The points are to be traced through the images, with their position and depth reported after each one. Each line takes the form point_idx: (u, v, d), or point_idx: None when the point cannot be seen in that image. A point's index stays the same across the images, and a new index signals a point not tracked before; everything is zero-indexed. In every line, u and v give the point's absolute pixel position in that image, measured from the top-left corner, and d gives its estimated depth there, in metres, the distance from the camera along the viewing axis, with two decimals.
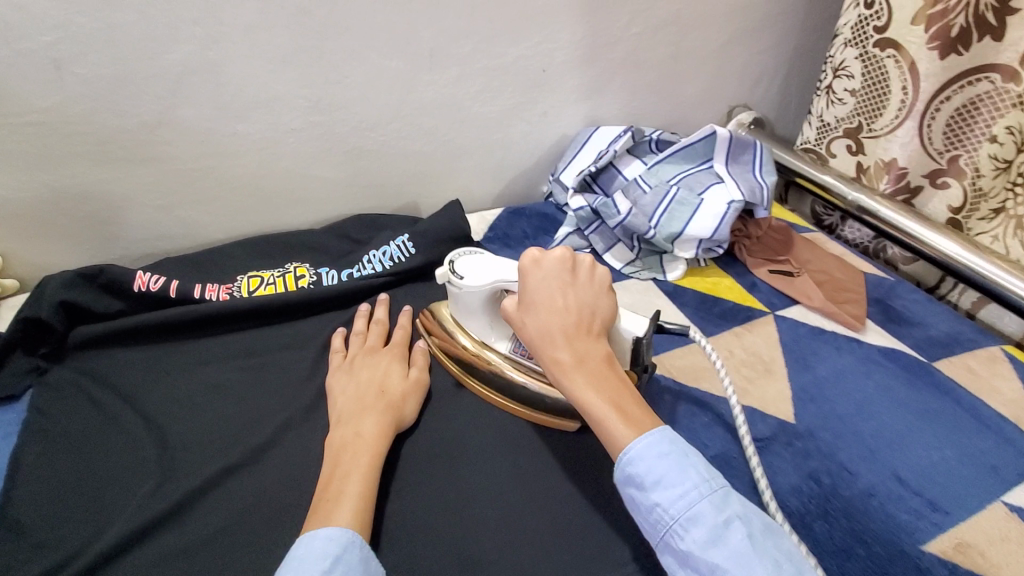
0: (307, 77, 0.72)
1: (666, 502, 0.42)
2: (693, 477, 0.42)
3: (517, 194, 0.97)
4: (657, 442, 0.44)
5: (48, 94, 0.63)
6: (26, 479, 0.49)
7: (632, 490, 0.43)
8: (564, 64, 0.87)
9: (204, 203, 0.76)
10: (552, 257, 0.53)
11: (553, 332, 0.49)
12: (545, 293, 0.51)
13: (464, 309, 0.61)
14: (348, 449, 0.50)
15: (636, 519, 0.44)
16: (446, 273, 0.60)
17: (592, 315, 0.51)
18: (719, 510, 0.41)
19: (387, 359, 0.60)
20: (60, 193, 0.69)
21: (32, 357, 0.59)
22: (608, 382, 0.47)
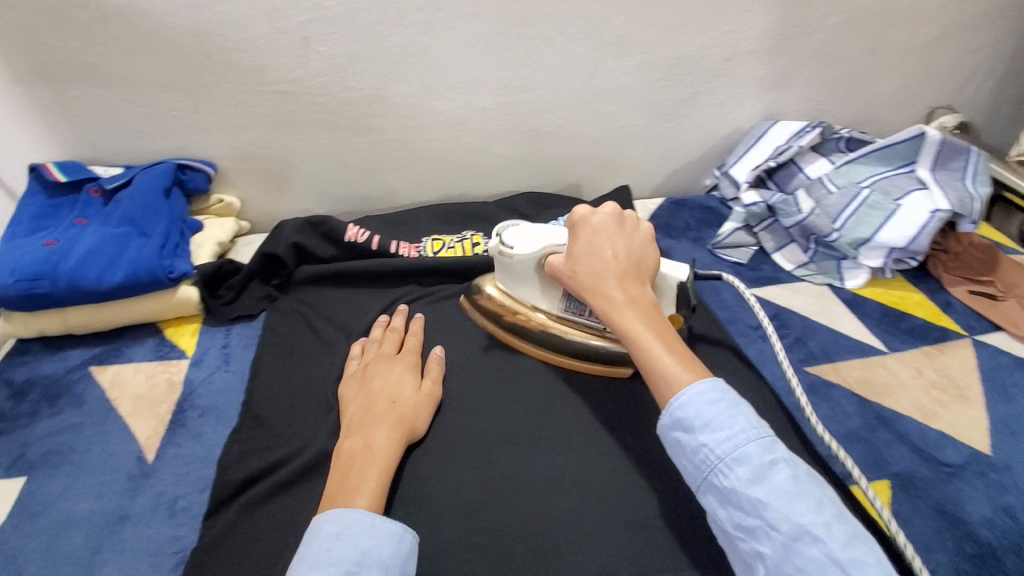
0: (503, 61, 0.77)
1: (713, 443, 0.41)
2: (743, 422, 0.41)
3: (678, 185, 0.97)
4: (712, 390, 0.43)
5: (294, 67, 0.73)
6: (262, 383, 0.60)
7: (679, 432, 0.43)
8: (750, 55, 0.84)
9: (397, 170, 0.85)
10: (603, 209, 0.55)
11: (606, 274, 0.52)
12: (600, 241, 0.53)
13: (514, 278, 0.62)
14: (355, 464, 0.47)
15: (678, 461, 0.43)
16: (497, 244, 0.61)
17: (642, 264, 0.53)
18: (766, 450, 0.40)
19: (400, 367, 0.58)
20: (290, 153, 0.80)
21: (267, 286, 0.71)
22: (659, 321, 0.49)
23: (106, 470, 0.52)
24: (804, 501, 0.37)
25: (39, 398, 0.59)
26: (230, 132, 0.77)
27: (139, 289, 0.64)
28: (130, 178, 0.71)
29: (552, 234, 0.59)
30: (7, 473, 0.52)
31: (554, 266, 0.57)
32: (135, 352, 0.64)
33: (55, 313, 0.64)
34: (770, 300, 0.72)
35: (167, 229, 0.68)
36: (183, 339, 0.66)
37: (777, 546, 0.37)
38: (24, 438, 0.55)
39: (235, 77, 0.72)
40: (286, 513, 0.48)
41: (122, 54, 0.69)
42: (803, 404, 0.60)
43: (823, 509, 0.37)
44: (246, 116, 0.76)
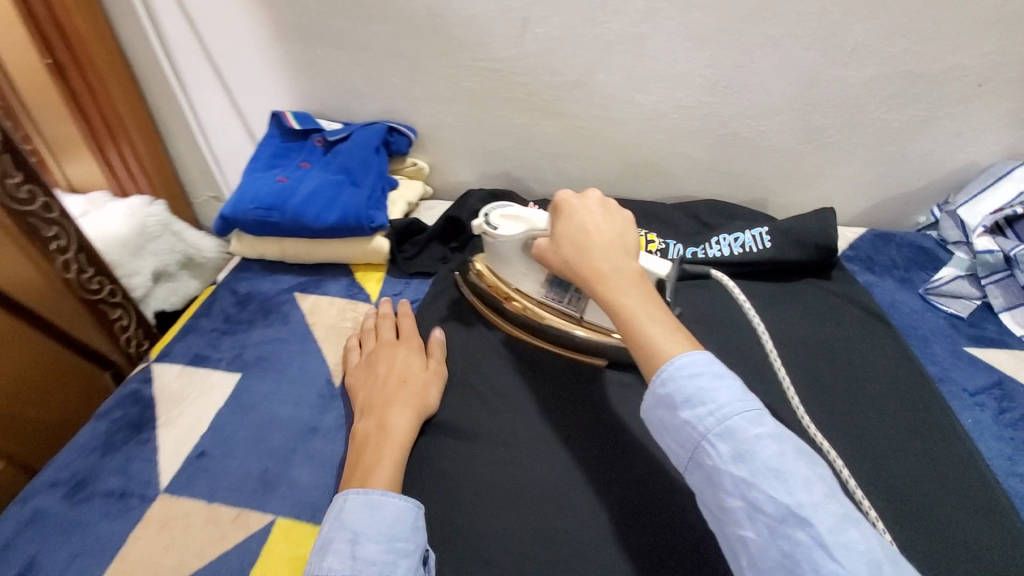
0: (716, 58, 0.73)
1: (695, 420, 0.39)
2: (725, 394, 0.39)
3: (881, 217, 0.86)
4: (694, 362, 0.41)
5: (508, 46, 0.76)
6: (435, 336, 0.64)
7: (663, 410, 0.41)
8: (1017, 79, 0.71)
9: (580, 158, 0.85)
10: (587, 192, 0.53)
11: (591, 249, 0.49)
12: (583, 218, 0.51)
13: (498, 259, 0.61)
14: (370, 444, 0.49)
15: (663, 438, 0.42)
16: (481, 224, 0.60)
17: (628, 238, 0.50)
18: (749, 425, 0.38)
19: (405, 350, 0.58)
20: (484, 129, 0.84)
21: (445, 249, 0.75)
22: (646, 293, 0.46)
23: (303, 382, 0.58)
24: (789, 478, 0.35)
25: (256, 309, 0.68)
26: (437, 102, 0.83)
27: (344, 231, 0.71)
28: (349, 133, 0.79)
29: (536, 216, 0.56)
30: (228, 366, 0.60)
31: (539, 249, 0.54)
32: (331, 287, 0.72)
33: (276, 241, 0.73)
34: (991, 365, 0.62)
35: (374, 184, 0.74)
36: (369, 284, 0.72)
37: (762, 529, 0.35)
38: (242, 340, 0.63)
39: (454, 51, 0.77)
40: (435, 463, 0.53)
41: (363, 20, 0.76)
42: (1018, 490, 0.52)
43: (812, 488, 0.35)
44: (453, 88, 0.81)
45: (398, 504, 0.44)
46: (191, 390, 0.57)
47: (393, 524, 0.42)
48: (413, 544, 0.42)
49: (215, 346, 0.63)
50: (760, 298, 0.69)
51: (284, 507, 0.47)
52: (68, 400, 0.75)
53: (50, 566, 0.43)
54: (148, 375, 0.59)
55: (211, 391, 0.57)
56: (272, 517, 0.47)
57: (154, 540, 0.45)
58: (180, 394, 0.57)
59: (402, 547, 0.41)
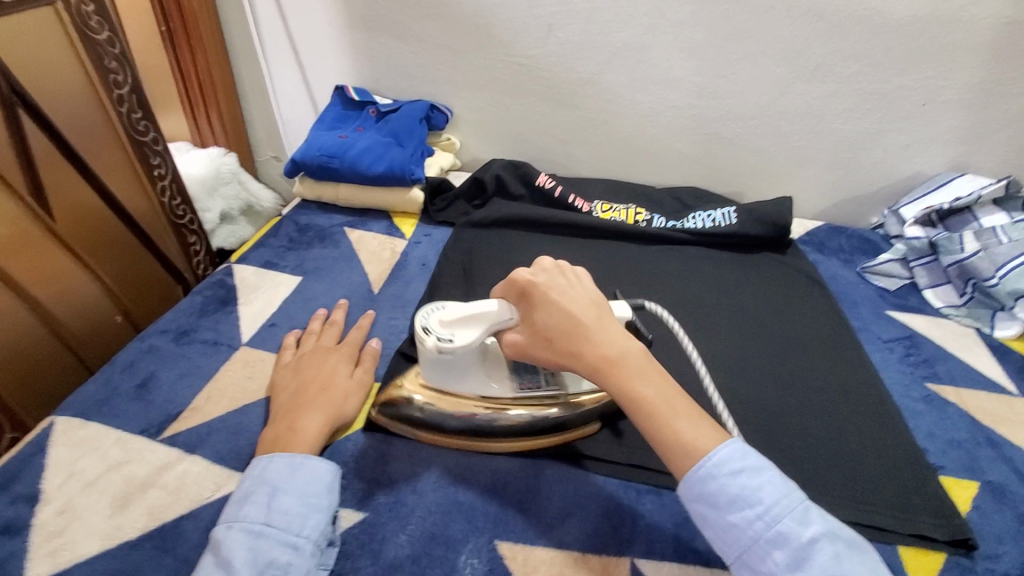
0: (704, 68, 0.90)
1: (746, 525, 0.41)
2: (771, 493, 0.42)
3: (841, 216, 1.00)
4: (732, 458, 0.43)
5: (534, 46, 0.93)
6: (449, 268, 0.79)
7: (705, 507, 0.43)
8: (952, 103, 0.86)
9: (587, 146, 1.02)
10: (543, 266, 0.52)
11: (580, 329, 0.47)
12: (556, 299, 0.49)
13: (452, 373, 0.55)
14: (279, 446, 0.50)
15: (706, 533, 0.43)
16: (431, 341, 0.53)
17: (603, 305, 0.50)
18: (799, 526, 0.41)
19: (336, 357, 0.60)
20: (510, 114, 1.01)
21: (467, 206, 0.91)
22: (656, 376, 0.46)
23: (350, 287, 0.75)
24: None
25: (313, 236, 0.84)
26: (472, 89, 1.00)
27: (387, 181, 0.88)
28: (397, 107, 0.96)
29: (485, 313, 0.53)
30: (291, 271, 0.76)
31: (516, 344, 0.51)
32: (373, 226, 0.88)
33: (331, 185, 0.90)
34: (905, 324, 0.75)
35: (415, 146, 0.91)
36: (405, 227, 0.88)
37: None
38: (302, 255, 0.79)
39: (491, 47, 0.94)
40: None
41: (419, 16, 0.94)
42: (910, 405, 0.64)
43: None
44: (487, 78, 0.98)
45: (313, 465, 0.48)
46: (263, 284, 0.73)
47: (305, 481, 0.47)
48: (324, 501, 0.47)
49: (281, 257, 0.79)
50: (722, 261, 0.84)
51: None
52: (150, 303, 0.90)
53: (165, 379, 0.60)
54: (229, 271, 0.75)
55: (278, 286, 0.73)
56: None
57: (238, 372, 0.61)
58: (254, 286, 0.73)
59: (316, 504, 0.46)
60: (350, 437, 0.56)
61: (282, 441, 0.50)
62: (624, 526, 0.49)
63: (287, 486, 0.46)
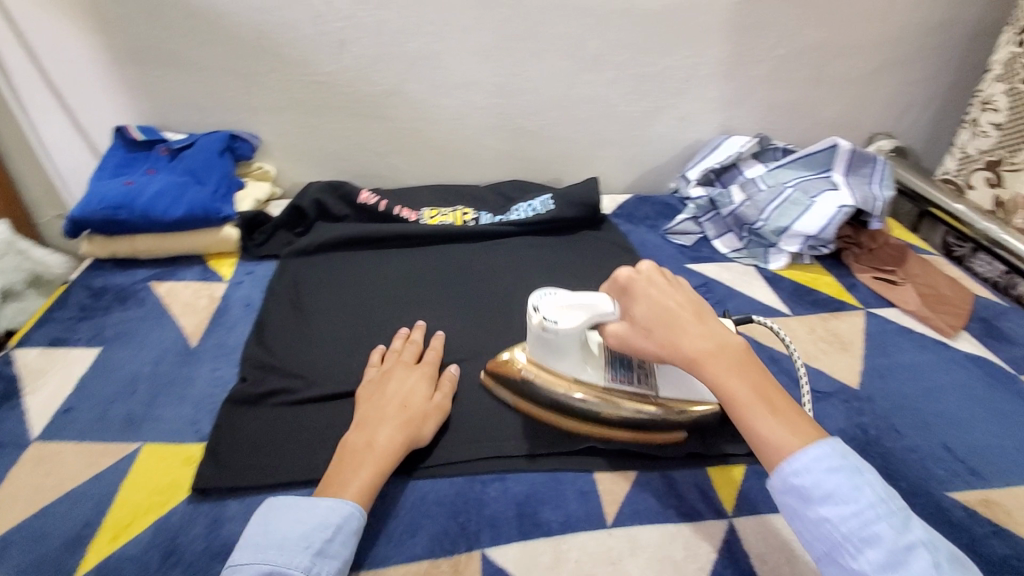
0: (499, 68, 0.95)
1: (837, 519, 0.42)
2: (869, 495, 0.42)
3: (647, 186, 1.12)
4: (829, 457, 0.43)
5: (330, 63, 0.91)
6: (276, 303, 0.76)
7: (794, 499, 0.44)
8: (707, 77, 1.00)
9: (408, 155, 1.02)
10: (645, 270, 0.56)
11: (681, 326, 0.51)
12: (658, 298, 0.53)
13: (553, 352, 0.58)
14: (354, 457, 0.52)
15: (796, 527, 0.44)
16: (539, 319, 0.57)
17: (708, 311, 0.53)
18: (899, 533, 0.40)
19: (417, 374, 0.61)
20: (322, 133, 0.98)
21: (291, 234, 0.88)
22: (753, 372, 0.48)
23: (162, 347, 0.68)
24: None
25: (112, 298, 0.75)
26: (275, 112, 0.95)
27: (194, 224, 0.82)
28: (192, 141, 0.89)
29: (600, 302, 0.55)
30: (87, 343, 0.68)
31: (613, 330, 0.55)
32: (185, 274, 0.81)
33: (126, 239, 0.81)
34: (702, 273, 0.86)
35: (218, 181, 0.85)
36: (222, 268, 0.83)
37: None
38: (99, 323, 0.71)
39: (285, 68, 0.91)
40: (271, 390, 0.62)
41: (198, 43, 0.88)
42: None
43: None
44: (289, 100, 0.94)
45: (349, 526, 0.47)
46: (52, 365, 0.65)
47: (332, 541, 0.46)
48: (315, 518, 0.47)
49: (73, 329, 0.70)
50: (547, 246, 0.90)
51: (152, 436, 0.58)
52: None
53: None
54: (6, 359, 0.65)
55: (72, 363, 0.65)
56: (141, 444, 0.57)
57: (30, 474, 0.54)
58: (41, 369, 0.64)
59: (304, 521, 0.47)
60: (176, 510, 0.52)
61: (358, 457, 0.52)
62: (471, 521, 0.52)
63: (315, 540, 0.45)
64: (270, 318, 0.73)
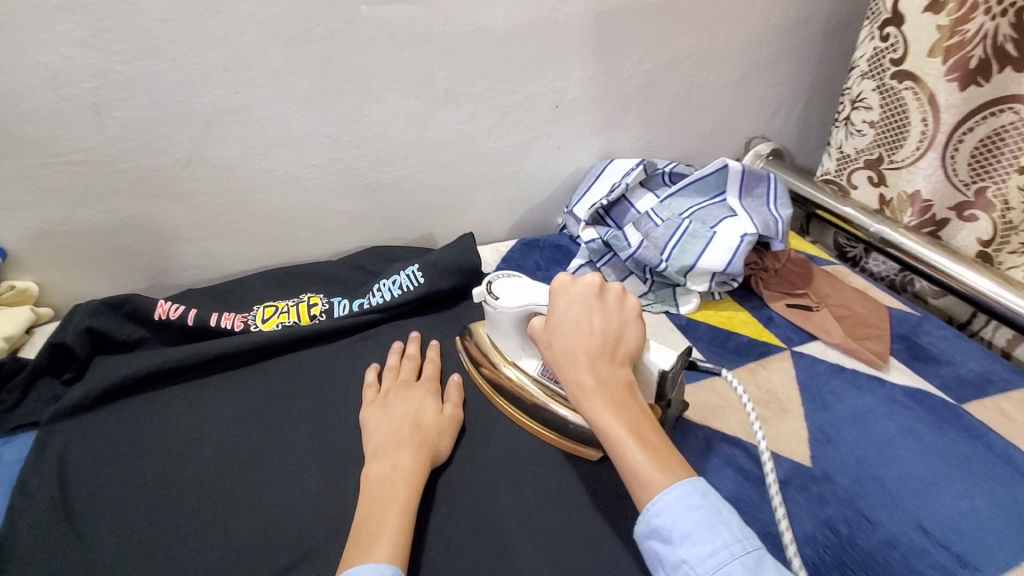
0: (330, 116, 0.75)
1: (694, 561, 0.40)
2: (725, 535, 0.40)
3: (532, 226, 0.98)
4: (688, 494, 0.42)
5: (87, 135, 0.67)
6: (28, 509, 0.50)
7: (656, 541, 0.42)
8: (579, 100, 0.88)
9: (230, 236, 0.79)
10: (584, 282, 0.53)
11: (578, 352, 0.49)
12: (572, 317, 0.51)
13: (497, 330, 0.61)
14: (385, 486, 0.49)
15: (659, 572, 0.42)
16: (482, 293, 0.60)
17: (620, 339, 0.50)
18: (751, 573, 0.39)
19: (421, 394, 0.60)
20: (97, 226, 0.72)
21: (59, 381, 0.62)
22: (635, 411, 0.46)
23: None
24: None
25: None
26: (15, 209, 0.68)
27: None
28: None
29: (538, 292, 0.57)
30: None
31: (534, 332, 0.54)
32: None
33: None
34: None
35: None
36: None
37: None
38: None
39: (16, 150, 0.65)
40: None
41: None
42: None
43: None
44: (35, 190, 0.68)
45: None
46: None
47: None
48: None
49: None
50: (425, 333, 0.72)
51: None
52: None
53: None
54: None
55: None
56: None
57: None
58: None
59: None
60: None
61: (386, 484, 0.49)
62: None
63: None
64: (11, 542, 0.48)
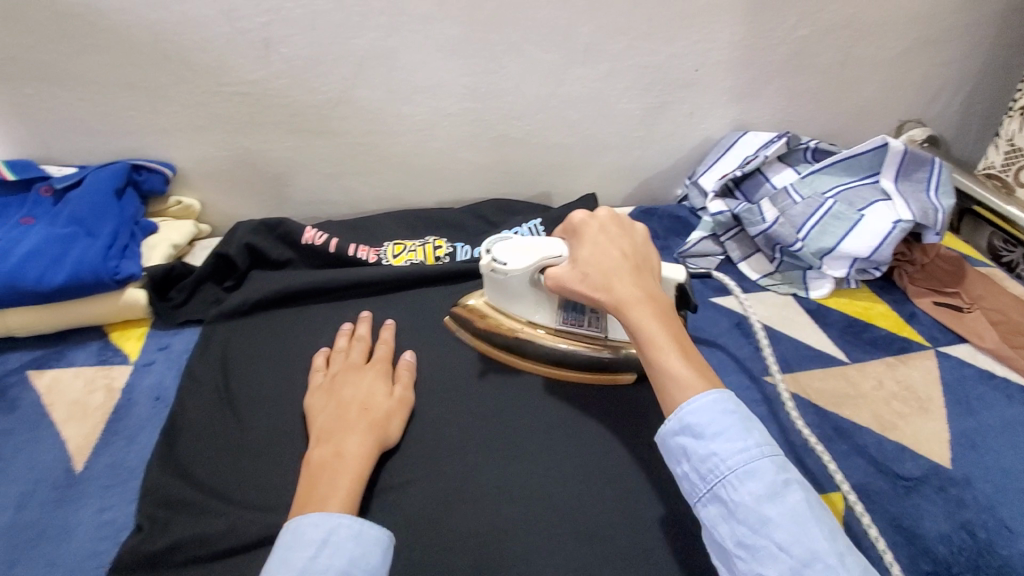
0: (470, 65, 0.77)
1: (724, 454, 0.41)
2: (756, 435, 0.42)
3: (650, 194, 0.96)
4: (723, 399, 0.43)
5: (256, 68, 0.72)
6: (195, 392, 0.58)
7: (685, 437, 0.43)
8: (720, 65, 0.84)
9: (364, 175, 0.84)
10: (605, 216, 0.57)
11: (614, 271, 0.52)
12: (603, 244, 0.54)
13: (507, 295, 0.61)
14: (326, 470, 0.47)
15: (682, 468, 0.44)
16: (489, 261, 0.59)
17: (644, 263, 0.54)
18: (779, 470, 0.40)
19: (372, 375, 0.57)
20: (254, 154, 0.79)
21: (219, 289, 0.69)
22: (670, 321, 0.49)
23: (33, 478, 0.50)
24: (812, 528, 0.38)
25: None
26: (190, 132, 0.76)
27: (81, 291, 0.62)
28: (82, 178, 0.69)
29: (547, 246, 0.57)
30: None
31: (556, 271, 0.55)
32: (77, 357, 0.62)
33: None
34: (733, 309, 0.71)
35: (116, 230, 0.66)
36: (128, 343, 0.64)
37: (785, 569, 0.37)
38: None
39: (196, 77, 0.72)
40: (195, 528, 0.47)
41: (79, 51, 0.68)
42: (760, 413, 0.59)
43: (834, 535, 0.38)
44: (206, 116, 0.75)
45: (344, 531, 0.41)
46: None
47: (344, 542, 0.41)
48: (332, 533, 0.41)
49: None
50: None
51: None
52: None
53: None
54: None
55: None
56: None
57: None
58: None
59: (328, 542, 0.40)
60: None
61: (327, 466, 0.47)
62: None
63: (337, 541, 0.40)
64: (184, 416, 0.55)
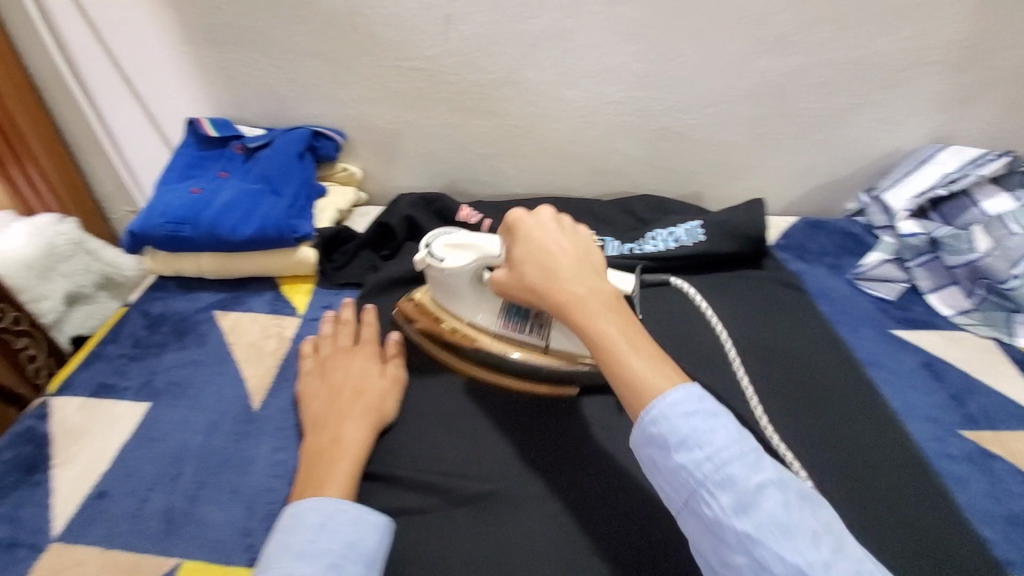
0: (644, 52, 0.73)
1: (692, 465, 0.37)
2: (724, 437, 0.38)
3: (815, 206, 0.87)
4: (685, 399, 0.39)
5: (434, 44, 0.74)
6: None
7: (654, 450, 0.39)
8: (931, 66, 0.73)
9: (516, 159, 0.84)
10: (540, 211, 0.50)
11: (558, 269, 0.46)
12: (543, 240, 0.48)
13: (449, 293, 0.58)
14: (324, 457, 0.47)
15: (656, 481, 0.40)
16: (425, 257, 0.56)
17: (590, 256, 0.48)
18: (754, 471, 0.36)
19: (361, 357, 0.56)
20: (417, 129, 0.81)
21: (376, 256, 0.72)
22: (622, 318, 0.44)
23: (219, 408, 0.56)
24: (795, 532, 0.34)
25: (169, 331, 0.65)
26: (364, 103, 0.79)
27: (264, 245, 0.68)
28: (269, 140, 0.75)
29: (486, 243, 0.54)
30: (136, 395, 0.58)
31: (500, 277, 0.51)
32: (254, 303, 0.68)
33: (192, 257, 0.70)
34: (919, 347, 0.63)
35: (296, 192, 0.71)
36: (297, 297, 0.69)
37: None
38: (153, 366, 0.61)
39: (379, 51, 0.75)
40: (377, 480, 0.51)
41: (282, 20, 0.73)
42: (950, 470, 0.51)
43: (820, 541, 0.34)
44: (380, 89, 0.78)
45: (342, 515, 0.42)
46: (93, 424, 0.55)
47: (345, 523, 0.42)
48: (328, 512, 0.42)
49: (123, 373, 0.60)
50: (697, 290, 0.69)
51: (192, 548, 0.46)
52: None
53: None
54: (49, 412, 0.56)
55: (116, 424, 0.55)
56: (179, 559, 0.45)
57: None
58: (82, 428, 0.55)
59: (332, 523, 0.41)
60: None
61: (326, 454, 0.48)
62: None
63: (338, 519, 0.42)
64: None
